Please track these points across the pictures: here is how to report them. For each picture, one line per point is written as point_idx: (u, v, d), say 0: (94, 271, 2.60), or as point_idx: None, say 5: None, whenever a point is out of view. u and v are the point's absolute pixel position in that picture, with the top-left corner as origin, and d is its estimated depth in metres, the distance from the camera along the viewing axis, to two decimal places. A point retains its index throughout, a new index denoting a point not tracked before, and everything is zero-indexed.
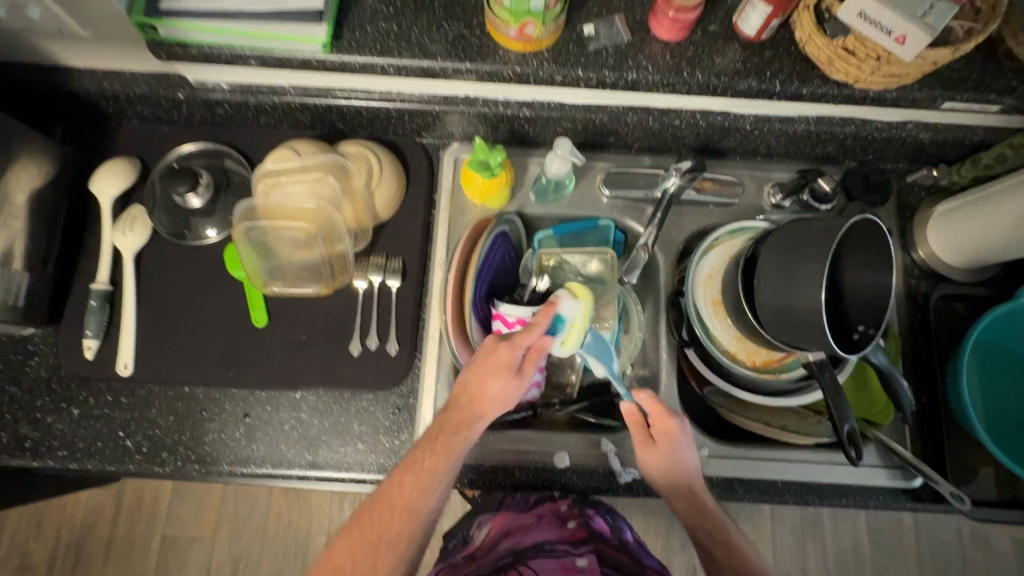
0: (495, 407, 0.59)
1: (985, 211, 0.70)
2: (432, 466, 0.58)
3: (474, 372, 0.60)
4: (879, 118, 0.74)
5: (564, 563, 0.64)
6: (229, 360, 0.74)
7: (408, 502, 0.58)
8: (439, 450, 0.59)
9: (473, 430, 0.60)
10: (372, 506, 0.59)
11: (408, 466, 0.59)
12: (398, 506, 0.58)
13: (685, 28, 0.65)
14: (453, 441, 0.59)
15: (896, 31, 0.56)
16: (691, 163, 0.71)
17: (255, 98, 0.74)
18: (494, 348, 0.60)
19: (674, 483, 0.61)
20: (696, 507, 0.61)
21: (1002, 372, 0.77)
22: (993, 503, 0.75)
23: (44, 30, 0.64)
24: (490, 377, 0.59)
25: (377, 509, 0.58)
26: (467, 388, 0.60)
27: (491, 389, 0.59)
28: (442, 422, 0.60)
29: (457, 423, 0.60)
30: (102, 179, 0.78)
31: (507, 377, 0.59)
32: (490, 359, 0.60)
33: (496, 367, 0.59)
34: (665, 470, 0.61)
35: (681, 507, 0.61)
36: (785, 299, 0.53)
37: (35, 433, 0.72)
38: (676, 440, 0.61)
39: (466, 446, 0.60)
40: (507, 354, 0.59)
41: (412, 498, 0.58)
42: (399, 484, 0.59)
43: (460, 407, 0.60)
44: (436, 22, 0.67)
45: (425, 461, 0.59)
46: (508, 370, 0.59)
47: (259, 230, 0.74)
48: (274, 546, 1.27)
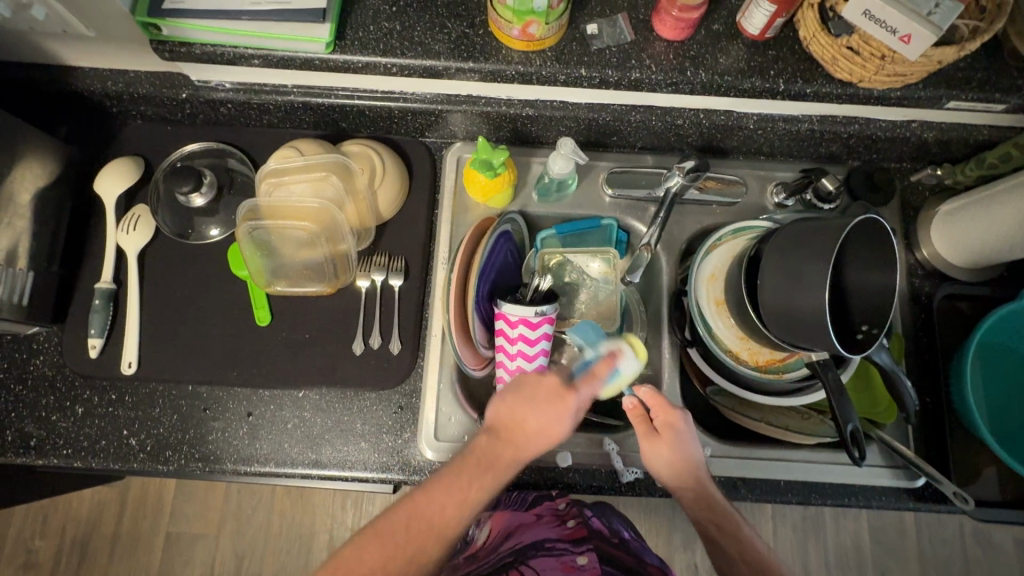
0: (542, 446, 0.58)
1: (989, 210, 0.70)
2: (478, 493, 0.55)
3: (529, 406, 0.59)
4: (883, 118, 0.74)
5: (563, 561, 0.60)
6: (233, 359, 0.75)
7: (446, 525, 0.53)
8: (487, 480, 0.56)
9: (517, 467, 0.58)
10: (402, 519, 0.53)
11: (448, 485, 0.55)
12: (432, 528, 0.53)
13: (689, 27, 0.65)
14: (500, 474, 0.56)
15: (900, 30, 0.56)
16: (694, 163, 0.70)
17: (258, 98, 0.74)
18: (557, 390, 0.59)
19: (682, 475, 0.59)
20: (705, 502, 0.58)
21: (1005, 372, 0.77)
22: (997, 503, 0.74)
23: (48, 30, 0.65)
24: (545, 414, 0.58)
25: (410, 524, 0.53)
26: (516, 420, 0.58)
27: (544, 426, 0.58)
28: (488, 450, 0.57)
29: (504, 456, 0.57)
30: (106, 178, 0.78)
31: (562, 420, 0.58)
32: (547, 391, 0.59)
33: (553, 405, 0.59)
34: (671, 462, 0.59)
35: (693, 505, 0.58)
36: (788, 299, 0.53)
37: (40, 431, 0.72)
38: (679, 430, 0.60)
39: (504, 481, 0.57)
40: (568, 399, 0.59)
41: (452, 521, 0.53)
42: (438, 505, 0.53)
43: (507, 439, 0.58)
44: (439, 21, 0.67)
45: (470, 485, 0.55)
46: (565, 411, 0.59)
47: (263, 229, 0.74)
48: (277, 543, 1.28)
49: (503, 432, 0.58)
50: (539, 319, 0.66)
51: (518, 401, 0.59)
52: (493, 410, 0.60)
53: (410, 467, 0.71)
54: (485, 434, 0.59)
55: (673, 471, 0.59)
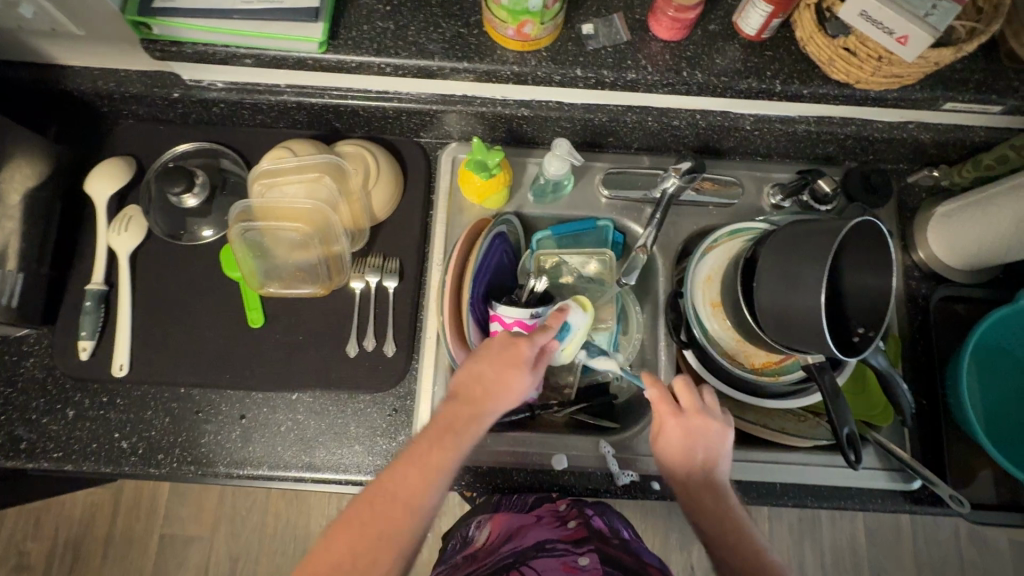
0: (504, 402, 0.56)
1: (985, 212, 0.69)
2: (441, 457, 0.54)
3: (484, 363, 0.57)
4: (880, 119, 0.73)
5: (565, 561, 0.60)
6: (226, 361, 0.74)
7: (413, 495, 0.52)
8: (447, 443, 0.54)
9: (481, 426, 0.56)
10: (368, 498, 0.52)
11: (410, 457, 0.54)
12: (398, 499, 0.52)
13: (685, 28, 0.64)
14: (462, 435, 0.55)
15: (897, 32, 0.55)
16: (690, 164, 0.69)
17: (251, 98, 0.74)
18: (510, 342, 0.58)
19: (675, 477, 0.60)
20: (695, 503, 0.58)
21: (1002, 374, 0.77)
22: (993, 505, 0.74)
23: (37, 28, 0.64)
24: (500, 369, 0.57)
25: (376, 501, 0.52)
26: (475, 381, 0.57)
27: (500, 380, 0.57)
28: (448, 414, 0.56)
29: (466, 418, 0.56)
30: (96, 179, 0.77)
31: (518, 370, 0.57)
32: (500, 348, 0.58)
33: (508, 358, 0.57)
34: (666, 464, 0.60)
35: (688, 500, 0.59)
36: (785, 303, 0.53)
37: (30, 434, 0.71)
38: (673, 433, 0.59)
39: (471, 444, 0.56)
40: (522, 349, 0.58)
41: (416, 489, 0.52)
42: (401, 476, 0.53)
43: (467, 401, 0.56)
44: (433, 21, 0.67)
45: (431, 450, 0.54)
46: (521, 363, 0.57)
47: (255, 230, 0.73)
48: (272, 544, 1.27)
49: (464, 395, 0.57)
50: (533, 321, 0.66)
51: (474, 362, 0.58)
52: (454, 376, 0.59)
53: None
54: (447, 401, 0.58)
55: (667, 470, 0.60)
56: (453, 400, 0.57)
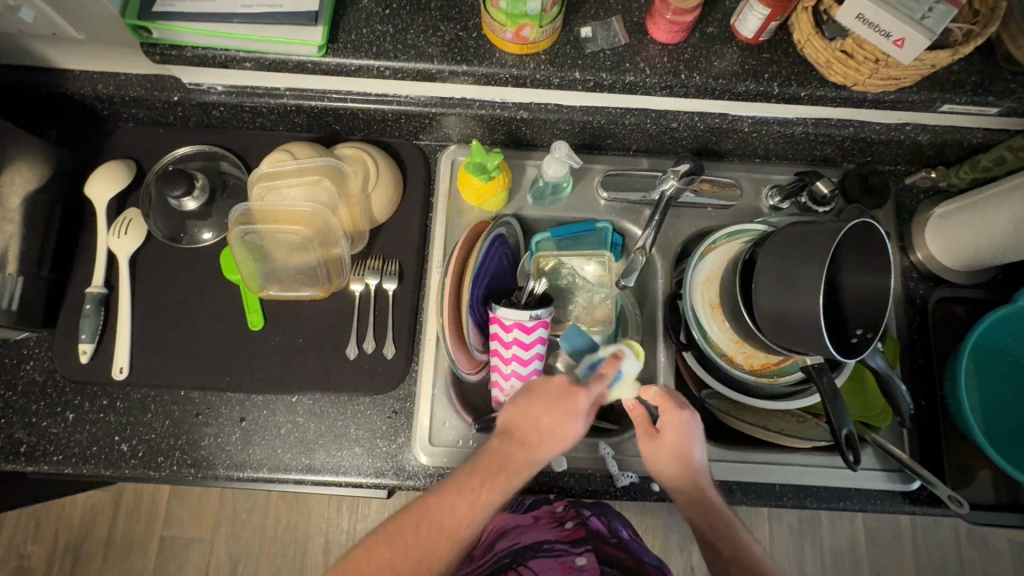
0: (556, 449, 0.56)
1: (984, 213, 0.69)
2: (490, 496, 0.54)
3: (542, 408, 0.56)
4: (878, 121, 0.74)
5: (563, 562, 0.63)
6: (226, 363, 0.74)
7: (458, 529, 0.52)
8: (498, 483, 0.54)
9: (532, 469, 0.56)
10: (412, 520, 0.53)
11: (461, 490, 0.54)
12: (444, 528, 0.52)
13: (683, 30, 0.64)
14: (512, 477, 0.55)
15: (893, 34, 0.55)
16: (689, 166, 0.69)
17: (250, 101, 0.74)
18: (567, 389, 0.57)
19: (679, 483, 0.58)
20: (701, 506, 0.57)
21: (999, 375, 0.77)
22: (993, 506, 0.74)
23: (37, 32, 0.64)
24: (558, 416, 0.56)
25: (421, 525, 0.53)
26: (530, 421, 0.56)
27: (557, 427, 0.55)
28: (500, 452, 0.55)
29: (518, 459, 0.55)
30: (96, 181, 0.77)
31: (574, 420, 0.55)
32: (558, 393, 0.56)
33: (566, 406, 0.56)
34: (670, 469, 0.58)
35: (686, 503, 0.58)
36: (784, 304, 0.53)
37: (30, 437, 0.71)
38: (679, 432, 0.58)
39: (519, 484, 0.55)
40: (580, 399, 0.56)
41: (463, 523, 0.53)
42: (449, 508, 0.53)
43: (520, 441, 0.56)
44: (432, 24, 0.67)
45: (482, 489, 0.54)
46: (577, 412, 0.56)
47: (255, 233, 0.73)
48: (273, 547, 1.27)
49: (515, 433, 0.56)
50: (533, 323, 0.66)
51: (530, 402, 0.57)
52: (505, 412, 0.58)
53: (404, 472, 0.71)
54: (499, 435, 0.57)
55: (670, 475, 0.59)
56: (502, 437, 0.57)
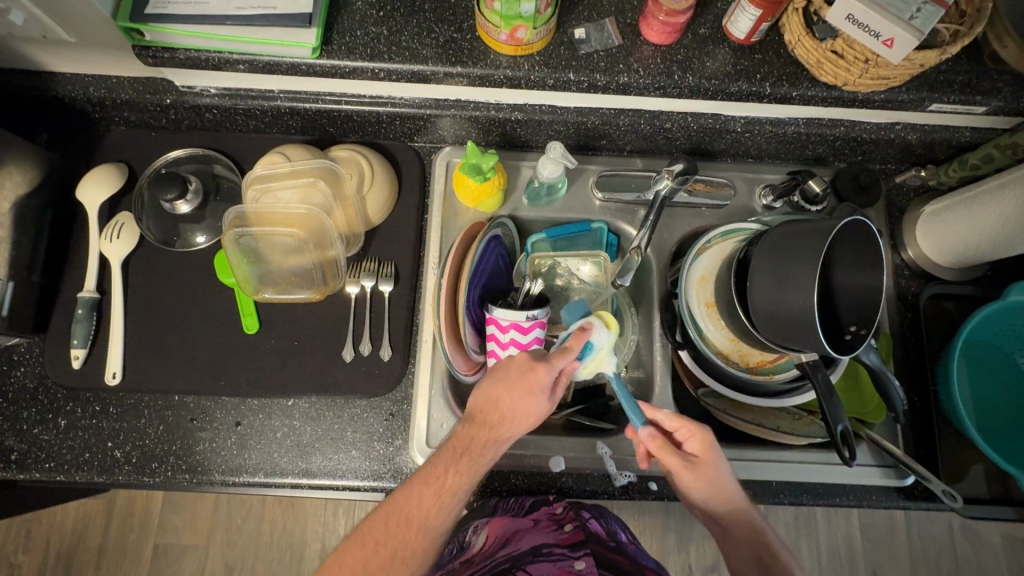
0: (520, 426, 0.56)
1: (973, 210, 0.70)
2: (455, 482, 0.53)
3: (501, 386, 0.56)
4: (868, 120, 0.74)
5: (561, 567, 0.62)
6: (220, 367, 0.74)
7: (426, 517, 0.53)
8: (462, 467, 0.54)
9: (496, 451, 0.56)
10: (382, 517, 0.53)
11: (427, 479, 0.54)
12: (412, 519, 0.53)
13: (675, 31, 0.65)
14: (476, 459, 0.54)
15: (883, 34, 0.56)
16: (683, 165, 0.70)
17: (244, 103, 0.74)
18: (528, 365, 0.56)
19: (716, 502, 0.57)
20: (746, 522, 0.57)
21: (989, 370, 0.78)
22: (986, 501, 0.75)
23: (27, 36, 0.63)
24: (518, 393, 0.55)
25: (391, 519, 0.53)
26: (492, 405, 0.55)
27: (519, 406, 0.55)
28: (464, 436, 0.56)
29: (481, 440, 0.55)
30: (87, 185, 0.77)
31: (535, 397, 0.55)
32: (523, 376, 0.56)
33: (527, 384, 0.55)
34: (711, 491, 0.57)
35: (735, 525, 0.57)
36: (779, 302, 0.53)
37: (21, 444, 0.70)
38: (712, 454, 0.59)
39: (485, 467, 0.55)
40: (540, 375, 0.56)
41: (430, 512, 0.53)
42: (415, 499, 0.53)
43: (482, 423, 0.56)
44: (426, 26, 0.67)
45: (445, 474, 0.54)
46: (538, 388, 0.55)
47: (249, 236, 0.72)
48: (268, 553, 1.26)
49: (478, 418, 0.56)
50: (530, 323, 0.66)
51: (492, 382, 0.56)
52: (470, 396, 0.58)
53: (402, 474, 0.71)
54: (464, 420, 0.57)
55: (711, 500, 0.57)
56: (466, 422, 0.56)
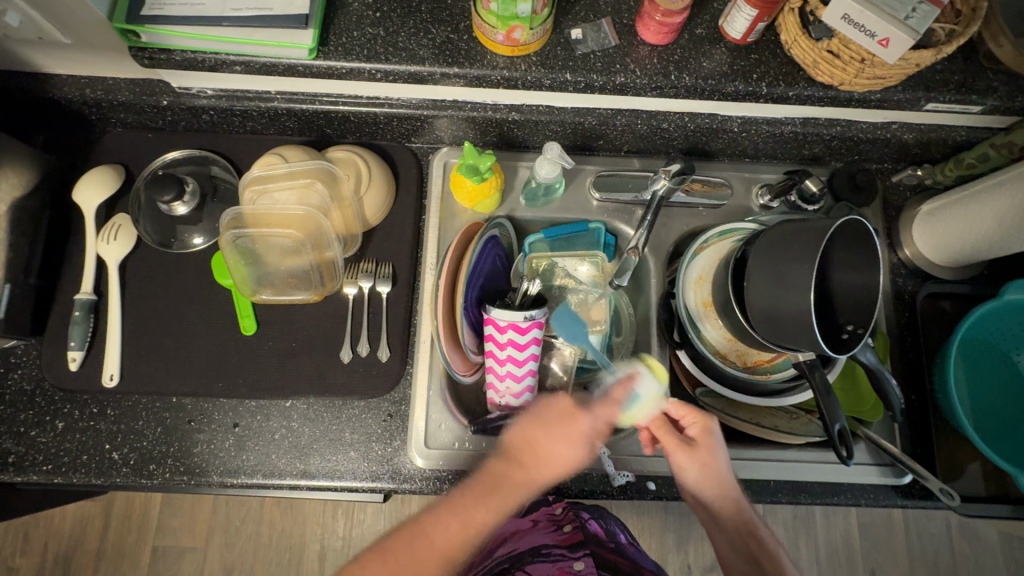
0: (556, 472, 0.55)
1: (969, 209, 0.71)
2: (484, 517, 0.53)
3: (541, 429, 0.55)
4: (865, 120, 0.75)
5: (560, 567, 0.60)
6: (218, 368, 0.74)
7: (450, 547, 0.52)
8: (493, 503, 0.53)
9: (528, 492, 0.55)
10: (405, 539, 0.53)
11: (455, 507, 0.53)
12: (436, 547, 0.52)
13: (672, 32, 0.65)
14: (508, 497, 0.54)
15: (878, 34, 0.56)
16: (680, 165, 0.70)
17: (241, 104, 0.73)
18: (570, 411, 0.56)
19: (708, 490, 0.58)
20: (736, 512, 0.57)
21: (986, 367, 0.79)
22: (983, 498, 0.75)
23: (23, 37, 0.63)
24: (558, 439, 0.55)
25: (414, 541, 0.52)
26: (531, 445, 0.55)
27: (558, 452, 0.55)
28: (498, 472, 0.55)
29: (516, 479, 0.55)
30: (83, 187, 0.77)
31: (575, 445, 0.55)
32: (563, 419, 0.55)
33: (568, 429, 0.55)
34: (706, 476, 0.58)
35: (725, 515, 0.57)
36: (777, 301, 0.53)
37: (18, 447, 0.70)
38: (712, 442, 0.59)
39: (514, 507, 0.55)
40: (581, 423, 0.55)
41: (456, 542, 0.52)
42: (442, 526, 0.53)
43: (517, 462, 0.55)
44: (422, 26, 0.67)
45: (476, 506, 0.53)
46: (579, 436, 0.55)
47: (247, 237, 0.72)
48: (267, 555, 1.26)
49: (513, 455, 0.56)
50: (527, 323, 0.66)
51: (533, 422, 0.56)
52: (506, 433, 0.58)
53: (401, 475, 0.71)
54: (498, 456, 0.57)
55: (705, 485, 0.58)
56: (501, 458, 0.56)
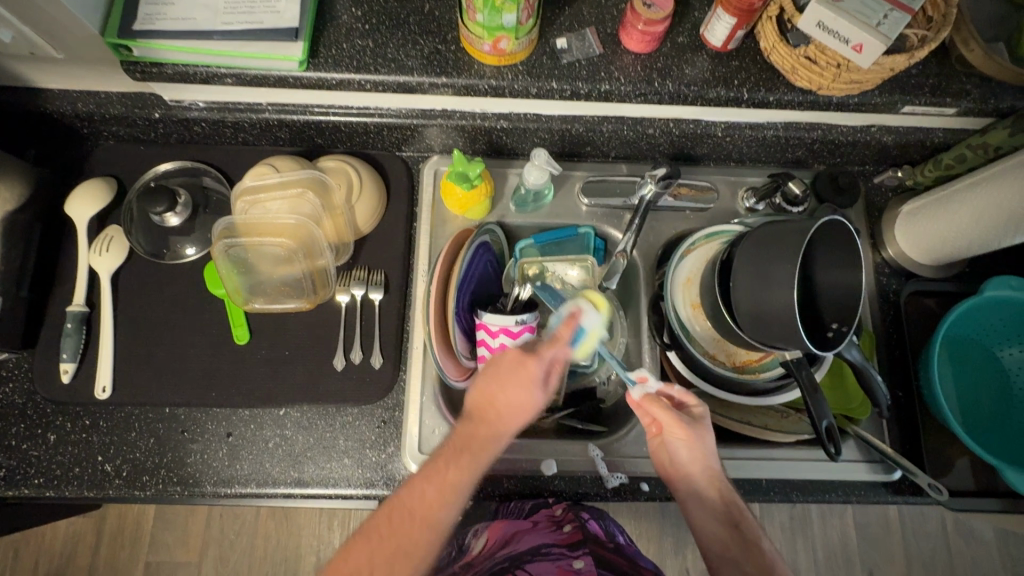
0: (516, 420, 0.57)
1: (946, 210, 0.73)
2: (456, 476, 0.54)
3: (496, 382, 0.57)
4: (845, 123, 0.76)
5: (560, 565, 0.60)
6: (211, 378, 0.74)
7: (429, 513, 0.53)
8: (462, 463, 0.55)
9: (495, 447, 0.57)
10: (386, 515, 0.54)
11: (429, 476, 0.54)
12: (416, 517, 0.53)
13: (654, 40, 0.66)
14: (475, 455, 0.55)
15: (852, 40, 0.58)
16: (666, 169, 0.71)
17: (232, 116, 0.74)
18: (518, 359, 0.58)
19: (693, 465, 0.59)
20: (716, 487, 0.59)
21: (970, 364, 0.80)
22: (971, 492, 0.77)
23: (15, 53, 0.64)
24: (512, 387, 0.57)
25: (397, 517, 0.53)
26: (489, 401, 0.57)
27: (513, 400, 0.57)
28: (463, 433, 0.57)
29: (481, 437, 0.56)
30: (76, 200, 0.77)
31: (529, 389, 0.57)
32: (509, 370, 0.57)
33: (519, 377, 0.57)
34: (696, 453, 0.59)
35: (709, 493, 0.58)
36: (761, 299, 0.55)
37: (10, 461, 0.70)
38: (704, 423, 0.61)
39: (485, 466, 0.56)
40: (532, 367, 0.57)
41: (432, 506, 0.53)
42: (418, 493, 0.54)
43: (480, 421, 0.57)
44: (411, 38, 0.68)
45: (447, 468, 0.54)
46: (531, 381, 0.57)
47: (239, 246, 0.73)
48: (263, 567, 1.25)
49: (475, 415, 0.58)
50: (519, 327, 0.67)
51: (488, 379, 0.58)
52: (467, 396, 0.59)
53: (395, 481, 0.71)
54: (462, 420, 0.58)
55: (693, 460, 0.59)
56: (464, 422, 0.58)
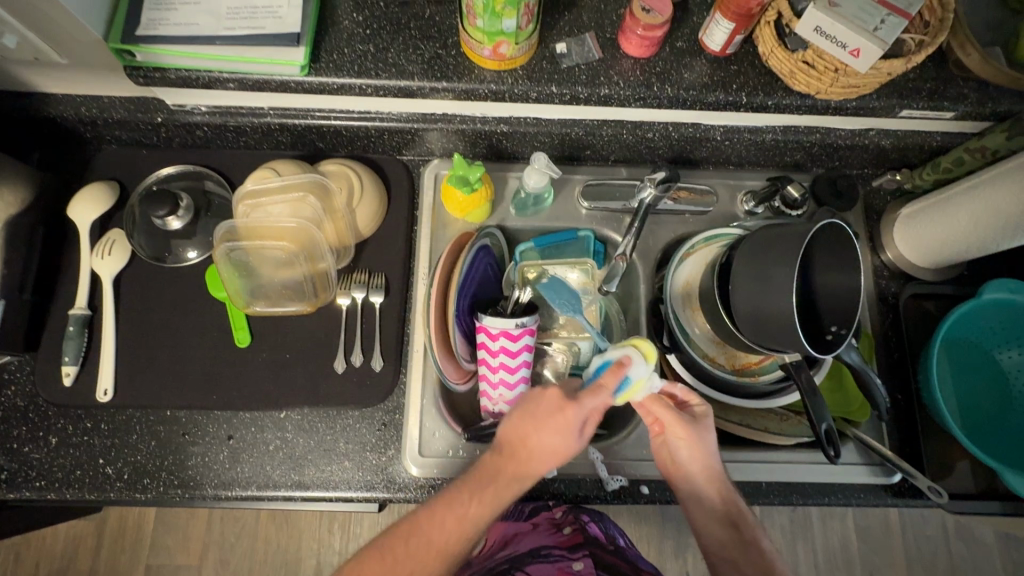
0: (548, 465, 0.56)
1: (945, 212, 0.73)
2: (479, 511, 0.54)
3: (531, 424, 0.56)
4: (843, 127, 0.77)
5: (559, 566, 0.60)
6: (212, 381, 0.74)
7: (447, 542, 0.53)
8: (487, 498, 0.55)
9: (521, 487, 0.56)
10: (400, 539, 0.54)
11: (449, 506, 0.54)
12: (433, 545, 0.53)
13: (653, 45, 0.67)
14: (501, 492, 0.55)
15: (849, 45, 0.58)
16: (665, 173, 0.72)
17: (234, 121, 0.75)
18: (558, 404, 0.56)
19: (694, 467, 0.59)
20: (717, 488, 0.59)
21: (970, 366, 0.80)
22: (970, 495, 0.77)
23: (19, 58, 0.64)
24: (548, 433, 0.55)
25: (411, 539, 0.54)
26: (522, 439, 0.56)
27: (548, 445, 0.55)
28: (490, 467, 0.56)
29: (508, 475, 0.56)
30: (78, 203, 0.78)
31: (565, 438, 0.55)
32: (546, 412, 0.56)
33: (555, 424, 0.55)
34: (696, 454, 0.59)
35: (711, 495, 0.59)
36: (760, 301, 0.55)
37: (12, 464, 0.71)
38: (707, 424, 0.60)
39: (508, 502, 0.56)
40: (570, 415, 0.56)
41: (451, 537, 0.53)
42: (437, 523, 0.54)
43: (510, 458, 0.56)
44: (412, 43, 0.69)
45: (470, 502, 0.54)
46: (568, 428, 0.56)
47: (240, 250, 0.74)
48: (263, 570, 1.25)
49: (505, 451, 0.57)
50: (519, 330, 0.67)
51: (523, 417, 0.57)
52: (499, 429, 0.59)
53: (395, 484, 0.71)
54: (491, 452, 0.58)
55: (693, 461, 0.59)
56: (493, 455, 0.57)
